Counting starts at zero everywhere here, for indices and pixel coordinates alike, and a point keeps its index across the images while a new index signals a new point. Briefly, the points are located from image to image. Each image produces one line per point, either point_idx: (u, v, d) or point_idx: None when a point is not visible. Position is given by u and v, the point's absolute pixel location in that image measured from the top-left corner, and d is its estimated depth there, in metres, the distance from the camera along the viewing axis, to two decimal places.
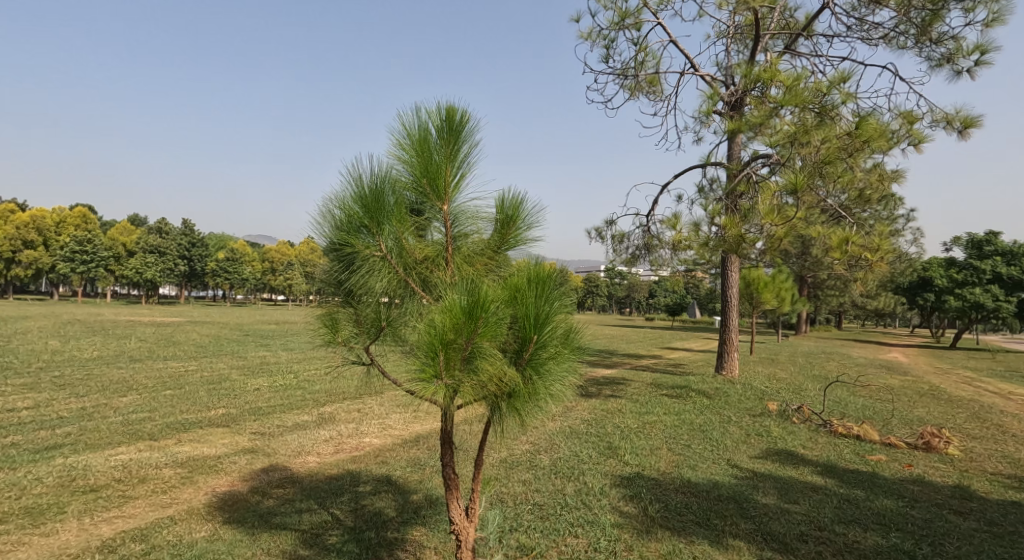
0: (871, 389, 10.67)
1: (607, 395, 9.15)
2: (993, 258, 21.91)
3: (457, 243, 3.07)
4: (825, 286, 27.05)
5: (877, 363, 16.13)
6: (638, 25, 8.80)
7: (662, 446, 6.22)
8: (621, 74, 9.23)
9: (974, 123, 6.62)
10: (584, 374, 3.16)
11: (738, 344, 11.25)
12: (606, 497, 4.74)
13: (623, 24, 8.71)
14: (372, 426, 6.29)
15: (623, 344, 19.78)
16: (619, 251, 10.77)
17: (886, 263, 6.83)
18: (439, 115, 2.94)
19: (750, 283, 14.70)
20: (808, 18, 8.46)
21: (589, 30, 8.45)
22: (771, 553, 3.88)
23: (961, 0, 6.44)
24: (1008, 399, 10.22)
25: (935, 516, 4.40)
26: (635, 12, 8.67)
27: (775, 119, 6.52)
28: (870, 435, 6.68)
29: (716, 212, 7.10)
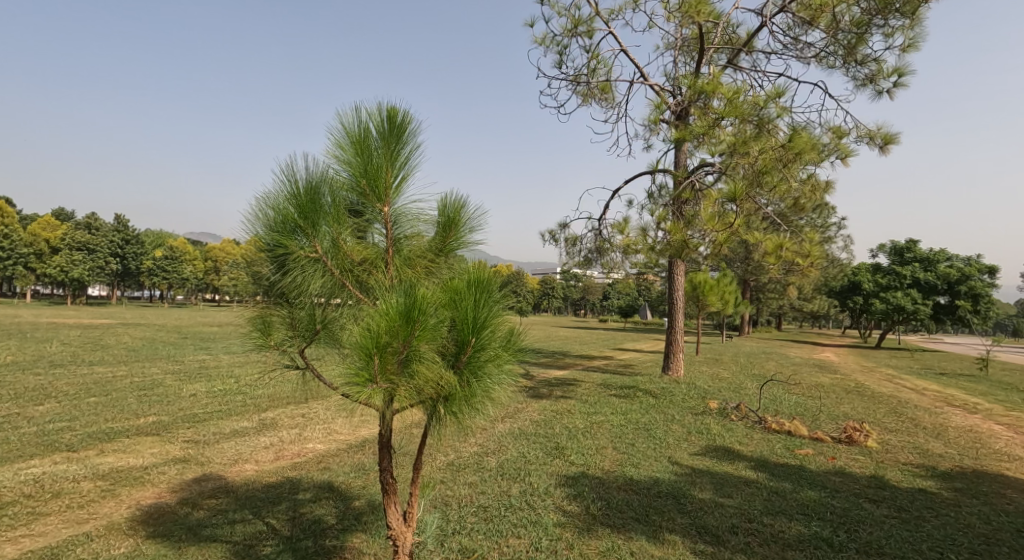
0: (803, 387, 11.26)
1: (557, 396, 9.25)
2: (913, 264, 23.72)
3: (398, 244, 3.05)
4: (766, 289, 28.37)
5: (810, 362, 17.05)
6: (589, 33, 9.01)
7: (607, 445, 6.36)
8: (574, 80, 9.39)
9: (894, 139, 7.14)
10: (523, 376, 3.20)
11: (683, 344, 11.64)
12: (550, 497, 4.80)
13: (576, 31, 8.88)
14: (317, 432, 6.13)
15: (575, 345, 20.08)
16: (572, 254, 10.95)
17: (816, 269, 7.24)
18: (380, 116, 2.91)
19: (696, 285, 15.25)
20: (749, 35, 8.89)
21: (543, 36, 8.57)
22: (704, 545, 4.03)
23: (883, 25, 6.92)
24: (924, 395, 11.02)
25: (852, 504, 4.70)
26: (587, 19, 8.86)
27: (716, 129, 6.81)
28: (800, 430, 7.06)
29: (661, 218, 7.34)
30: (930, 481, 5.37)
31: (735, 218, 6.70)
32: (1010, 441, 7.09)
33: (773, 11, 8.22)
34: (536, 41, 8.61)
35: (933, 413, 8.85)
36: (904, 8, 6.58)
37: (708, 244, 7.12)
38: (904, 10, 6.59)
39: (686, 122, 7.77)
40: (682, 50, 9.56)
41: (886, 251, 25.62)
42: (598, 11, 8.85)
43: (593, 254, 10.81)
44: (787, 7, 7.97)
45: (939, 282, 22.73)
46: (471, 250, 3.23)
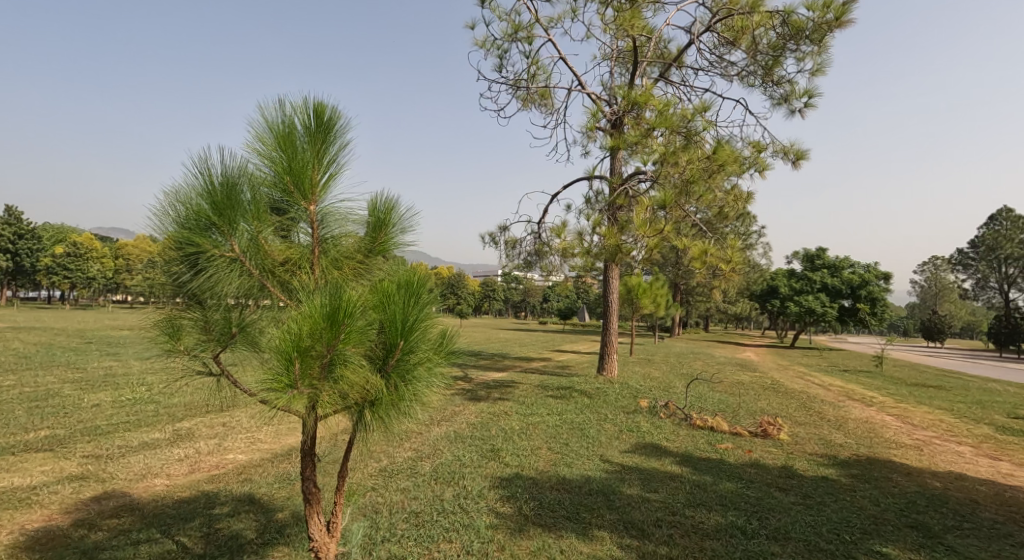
0: (725, 385, 11.90)
1: (494, 399, 9.27)
2: (822, 270, 25.74)
3: (325, 244, 2.97)
4: (693, 292, 29.73)
5: (732, 361, 18.05)
6: (529, 39, 9.14)
7: (542, 445, 6.44)
8: (514, 85, 9.48)
9: (805, 155, 7.73)
10: (454, 380, 3.20)
11: (617, 345, 11.97)
12: (484, 499, 4.81)
13: (516, 36, 8.97)
14: (238, 441, 5.83)
15: (512, 347, 20.22)
16: (512, 256, 11.03)
17: (737, 274, 7.68)
18: (306, 111, 2.83)
19: (630, 289, 15.77)
20: (679, 51, 9.34)
21: (484, 39, 8.60)
22: (630, 540, 4.18)
23: (795, 50, 7.46)
24: (829, 390, 11.95)
25: (765, 494, 5.02)
26: (527, 26, 8.98)
27: (647, 139, 7.09)
28: (721, 425, 7.44)
29: (597, 223, 7.54)
30: (832, 469, 5.82)
31: (665, 224, 6.96)
32: (901, 430, 7.80)
33: (700, 30, 8.67)
34: (476, 43, 8.64)
35: (837, 407, 9.61)
36: (813, 35, 7.02)
37: (640, 248, 7.35)
38: (813, 37, 7.05)
39: (621, 131, 8.03)
40: (617, 61, 9.89)
41: (800, 258, 27.51)
42: (538, 18, 8.99)
43: (533, 258, 10.96)
44: (713, 27, 8.44)
45: (844, 287, 24.74)
46: (402, 251, 3.20)
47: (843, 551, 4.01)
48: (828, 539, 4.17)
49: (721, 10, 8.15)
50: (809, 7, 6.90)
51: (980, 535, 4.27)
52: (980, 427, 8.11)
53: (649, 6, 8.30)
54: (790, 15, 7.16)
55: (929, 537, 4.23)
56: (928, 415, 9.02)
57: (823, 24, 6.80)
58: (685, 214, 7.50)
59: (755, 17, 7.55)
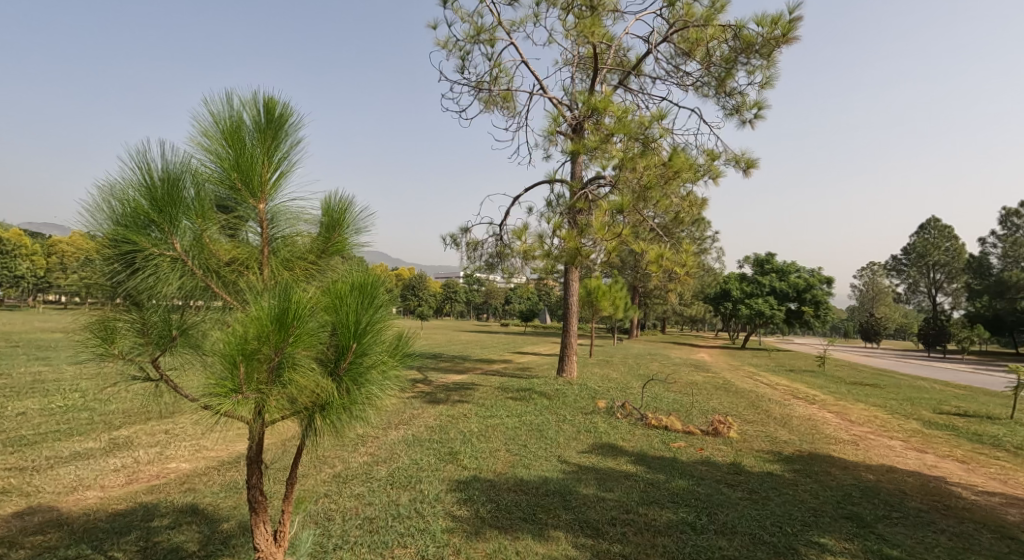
0: (680, 385, 12.21)
1: (454, 401, 9.22)
2: (771, 274, 26.78)
3: (275, 244, 2.90)
4: (651, 295, 30.38)
5: (687, 362, 18.54)
6: (491, 41, 9.16)
7: (500, 447, 6.44)
8: (476, 86, 9.47)
9: (755, 164, 8.02)
10: (409, 383, 3.17)
11: (577, 347, 12.11)
12: (441, 502, 4.78)
13: (478, 38, 8.97)
14: (182, 449, 5.59)
15: (472, 349, 20.16)
16: (473, 258, 11.01)
17: (691, 277, 7.90)
18: (256, 106, 2.75)
19: (589, 291, 15.99)
20: (638, 60, 9.55)
21: (446, 39, 8.57)
22: (585, 539, 4.23)
23: (746, 63, 7.73)
24: (776, 389, 12.43)
25: (714, 490, 5.18)
26: (489, 28, 9.00)
27: (606, 144, 7.22)
28: (675, 425, 7.63)
29: (557, 226, 7.62)
30: (776, 465, 6.06)
31: (623, 228, 7.07)
32: (841, 426, 8.19)
33: (657, 40, 8.90)
34: (438, 44, 8.60)
35: (783, 405, 10.01)
36: (762, 50, 7.31)
37: (599, 251, 7.46)
38: (762, 52, 7.35)
39: (580, 135, 8.14)
40: (578, 67, 10.02)
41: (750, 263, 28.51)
42: (500, 21, 9.02)
43: (494, 259, 10.98)
44: (669, 37, 8.67)
45: (790, 291, 25.83)
46: (357, 251, 3.15)
47: (785, 542, 4.17)
48: (771, 531, 4.34)
49: (677, 22, 8.31)
50: (759, 23, 7.17)
51: (908, 523, 4.53)
52: (911, 422, 8.60)
53: (609, 14, 8.46)
54: (742, 30, 7.43)
55: (863, 527, 4.46)
56: (865, 412, 9.51)
57: (771, 39, 7.08)
58: (642, 219, 7.65)
59: (709, 30, 7.81)
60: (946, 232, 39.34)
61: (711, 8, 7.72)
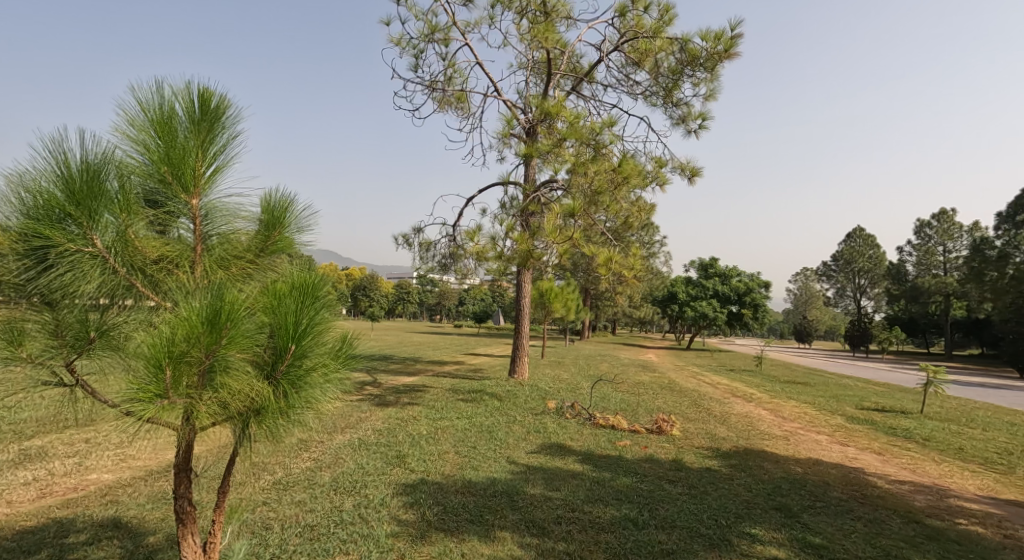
0: (627, 385, 12.50)
1: (404, 403, 9.09)
2: (715, 278, 27.81)
3: (209, 241, 2.77)
4: (601, 297, 30.97)
5: (634, 363, 19.02)
6: (445, 41, 9.11)
7: (450, 449, 6.40)
8: (430, 86, 9.39)
9: (699, 173, 8.32)
10: (352, 386, 3.11)
11: (528, 348, 12.18)
12: (386, 507, 4.70)
13: (432, 37, 8.90)
14: (105, 459, 5.26)
15: (423, 350, 19.96)
16: (426, 258, 10.98)
17: (638, 279, 8.10)
18: (190, 96, 2.63)
19: (541, 293, 16.14)
20: (590, 67, 9.71)
21: (399, 36, 8.47)
22: (530, 538, 4.26)
23: (692, 75, 8.00)
24: (717, 388, 12.92)
25: (656, 486, 5.33)
26: (444, 27, 8.94)
27: (559, 148, 7.32)
28: (621, 423, 7.79)
29: (509, 228, 7.64)
30: (714, 460, 6.29)
31: (575, 231, 7.17)
32: (774, 423, 8.59)
33: (609, 48, 9.09)
34: (391, 40, 8.47)
35: (723, 403, 10.43)
36: (706, 64, 7.57)
37: (551, 253, 7.54)
38: (706, 65, 7.64)
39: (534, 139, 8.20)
40: (533, 72, 10.10)
41: (696, 267, 29.51)
42: (455, 21, 8.99)
43: (448, 260, 10.92)
44: (620, 47, 8.87)
45: (732, 294, 26.96)
46: (298, 250, 3.06)
47: (719, 534, 4.33)
48: (707, 524, 4.50)
49: (628, 33, 8.49)
50: (703, 38, 7.44)
51: (829, 512, 4.80)
52: (836, 417, 9.13)
53: (563, 21, 8.57)
54: (688, 43, 7.70)
55: (789, 517, 4.69)
56: (796, 408, 10.03)
57: (714, 54, 7.36)
58: (593, 223, 7.78)
59: (658, 41, 8.04)
60: (870, 240, 42.03)
61: (659, 20, 7.94)
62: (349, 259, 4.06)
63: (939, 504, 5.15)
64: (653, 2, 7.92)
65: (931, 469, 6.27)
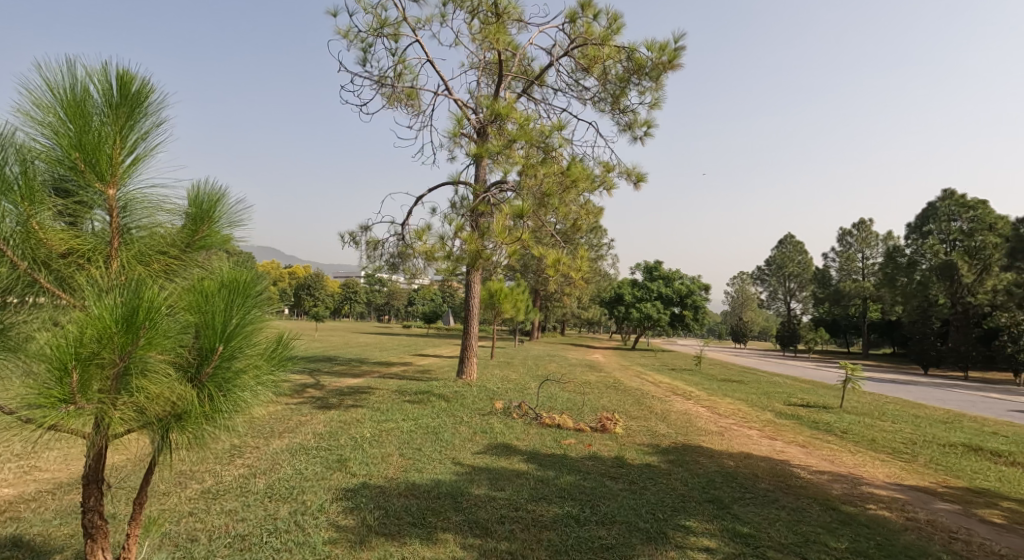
0: (574, 384, 12.66)
1: (347, 406, 8.84)
2: (659, 280, 28.63)
3: (128, 235, 2.59)
4: (551, 298, 31.26)
5: (581, 363, 19.32)
6: (395, 36, 8.94)
7: (394, 452, 6.27)
8: (379, 81, 9.18)
9: (645, 179, 8.53)
10: (286, 388, 2.98)
11: (477, 349, 12.12)
12: (325, 513, 4.55)
13: (382, 32, 8.70)
14: (8, 472, 4.82)
15: (370, 352, 19.52)
16: (373, 257, 10.72)
17: (584, 281, 8.21)
18: (108, 79, 2.44)
19: (491, 294, 16.12)
20: (541, 70, 9.78)
21: (347, 29, 8.23)
22: (473, 539, 4.22)
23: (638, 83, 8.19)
24: (660, 387, 13.30)
25: (598, 483, 5.41)
26: (394, 23, 8.77)
27: (509, 150, 7.33)
28: (566, 422, 7.87)
29: (458, 228, 7.59)
30: (654, 456, 6.47)
31: (524, 232, 7.17)
32: (711, 419, 8.92)
33: (559, 53, 9.18)
34: (338, 32, 8.23)
35: (665, 401, 10.72)
36: (651, 73, 7.77)
37: (500, 254, 7.52)
38: (651, 75, 7.84)
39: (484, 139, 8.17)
40: (484, 72, 10.06)
41: (642, 269, 30.31)
42: (406, 17, 8.84)
43: (396, 260, 10.72)
44: (570, 52, 8.97)
45: (674, 297, 27.85)
46: (229, 247, 2.91)
47: (656, 528, 4.44)
48: (644, 518, 4.60)
49: (577, 39, 8.60)
50: (649, 48, 7.64)
51: (757, 503, 5.01)
52: (767, 413, 9.59)
53: (515, 23, 8.58)
54: (634, 52, 7.89)
55: (721, 509, 4.87)
56: (732, 405, 10.45)
57: (659, 64, 7.57)
58: (541, 224, 7.82)
59: (606, 49, 8.19)
60: (800, 246, 44.46)
61: (608, 28, 8.08)
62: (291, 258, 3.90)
63: (854, 492, 5.49)
64: (602, 10, 8.05)
65: (847, 460, 6.68)
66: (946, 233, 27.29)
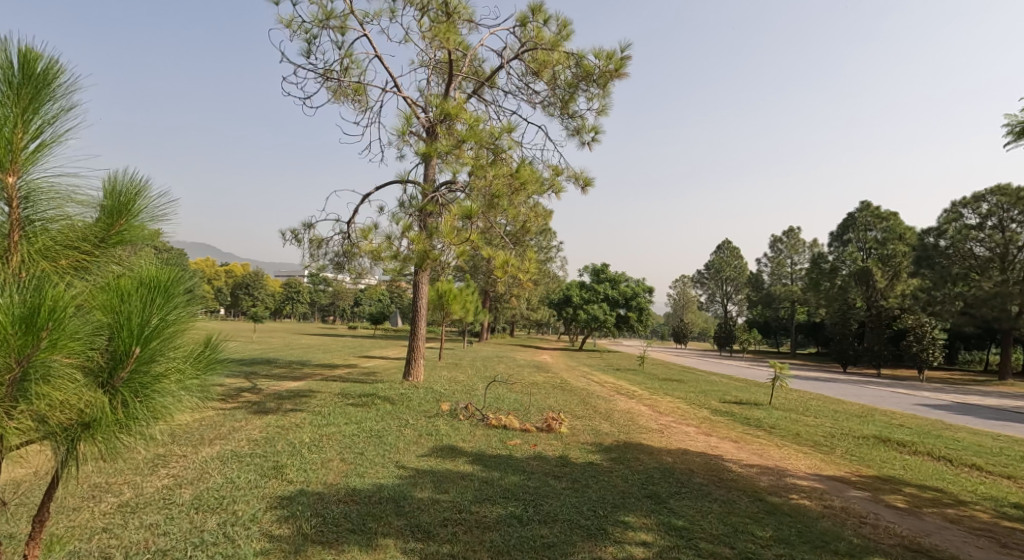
0: (522, 385, 12.70)
1: (287, 410, 8.51)
2: (606, 282, 29.18)
3: (31, 227, 2.37)
4: (501, 300, 31.29)
5: (529, 364, 19.46)
6: (342, 29, 8.68)
7: (334, 457, 6.06)
8: (324, 75, 8.89)
9: (592, 183, 8.66)
10: (212, 392, 2.83)
11: (424, 351, 11.94)
12: (257, 523, 4.34)
13: (327, 24, 8.43)
14: None
15: (315, 353, 18.92)
16: (317, 256, 10.36)
17: (532, 283, 8.24)
18: (8, 56, 2.22)
19: (440, 295, 15.95)
20: (491, 72, 9.74)
21: (290, 19, 7.92)
22: (414, 543, 4.13)
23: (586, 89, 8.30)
24: (605, 386, 13.55)
25: (542, 482, 5.43)
26: (340, 15, 8.51)
27: (458, 150, 7.25)
28: (512, 423, 7.87)
29: (405, 228, 7.46)
30: (597, 455, 6.55)
31: (472, 233, 7.11)
32: (652, 417, 9.15)
33: (510, 56, 9.18)
34: (281, 22, 7.90)
35: (610, 400, 10.92)
36: (598, 80, 7.90)
37: (448, 255, 7.44)
38: (599, 83, 7.96)
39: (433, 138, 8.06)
40: (434, 71, 9.93)
41: (589, 271, 30.81)
42: (353, 10, 8.60)
43: (341, 259, 10.42)
44: (521, 56, 8.99)
45: (620, 298, 28.50)
46: (154, 242, 2.71)
47: (597, 525, 4.48)
48: (586, 516, 4.64)
49: (528, 43, 8.63)
50: (596, 56, 7.75)
51: (692, 496, 5.17)
52: (704, 411, 9.93)
53: (465, 24, 8.51)
54: (583, 59, 7.99)
55: (658, 503, 4.98)
56: (672, 404, 10.77)
57: (606, 72, 7.70)
58: (489, 226, 7.79)
59: (556, 54, 8.26)
60: (737, 251, 46.48)
61: (558, 34, 8.15)
62: (229, 255, 3.69)
63: (780, 483, 5.76)
64: (552, 16, 8.11)
65: (775, 453, 7.00)
66: (864, 242, 29.23)
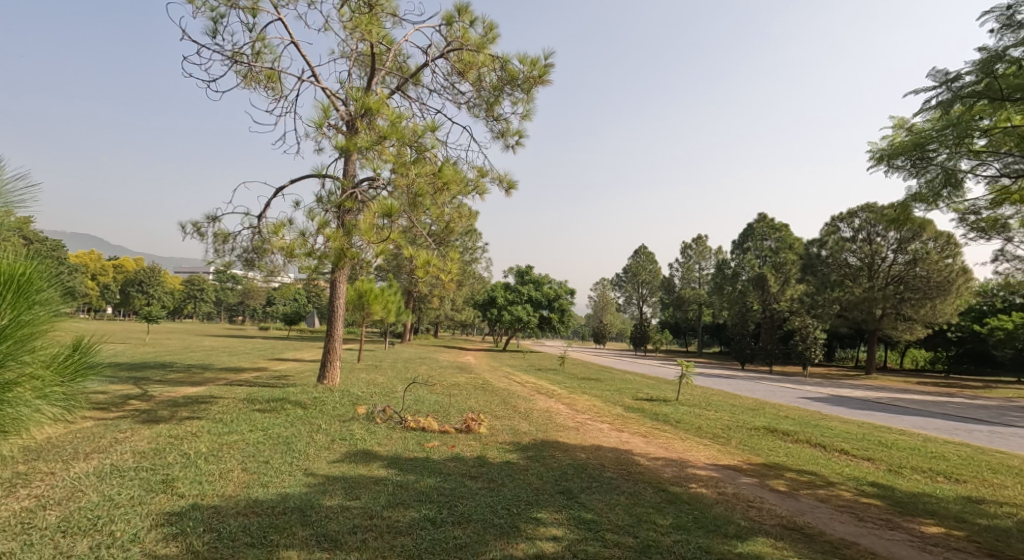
0: (442, 386, 12.56)
1: (183, 418, 7.86)
2: (529, 284, 29.58)
3: None
4: (424, 300, 30.83)
5: (451, 364, 19.32)
6: (253, 11, 8.11)
7: (235, 467, 5.65)
8: (233, 58, 8.31)
9: (515, 186, 8.70)
10: (82, 401, 2.68)
11: (341, 352, 11.45)
12: (139, 543, 3.95)
13: (237, 4, 7.87)
14: None
15: (222, 356, 17.72)
16: (222, 251, 9.64)
17: (453, 284, 8.14)
18: None
19: (360, 295, 15.44)
20: (416, 69, 9.52)
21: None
22: (319, 553, 3.93)
23: (512, 94, 8.31)
24: (525, 386, 13.69)
25: (457, 484, 5.35)
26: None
27: (379, 147, 6.94)
28: (431, 425, 7.73)
29: (321, 225, 7.10)
30: (514, 454, 6.59)
31: (392, 232, 6.91)
32: (569, 415, 9.34)
33: (435, 54, 9.03)
34: None
35: (530, 400, 11.03)
36: (523, 85, 7.94)
37: (368, 253, 7.19)
38: (523, 87, 7.99)
39: (353, 133, 7.73)
40: (355, 63, 9.57)
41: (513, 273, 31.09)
42: None
43: (251, 255, 9.78)
44: (446, 55, 8.87)
45: (543, 300, 28.96)
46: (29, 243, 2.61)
47: (509, 523, 4.49)
48: (499, 514, 4.64)
49: (453, 42, 8.50)
50: (521, 61, 7.80)
51: (601, 490, 5.31)
52: (618, 408, 10.30)
53: (388, 17, 8.26)
54: (508, 63, 8.02)
55: (570, 498, 5.08)
56: (589, 402, 11.06)
57: (530, 78, 7.76)
58: (409, 227, 7.66)
59: (481, 56, 8.20)
60: (652, 256, 48.71)
61: (483, 36, 8.10)
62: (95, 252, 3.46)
63: (682, 474, 6.06)
64: (478, 18, 8.05)
65: (679, 446, 7.36)
66: (760, 250, 31.66)
